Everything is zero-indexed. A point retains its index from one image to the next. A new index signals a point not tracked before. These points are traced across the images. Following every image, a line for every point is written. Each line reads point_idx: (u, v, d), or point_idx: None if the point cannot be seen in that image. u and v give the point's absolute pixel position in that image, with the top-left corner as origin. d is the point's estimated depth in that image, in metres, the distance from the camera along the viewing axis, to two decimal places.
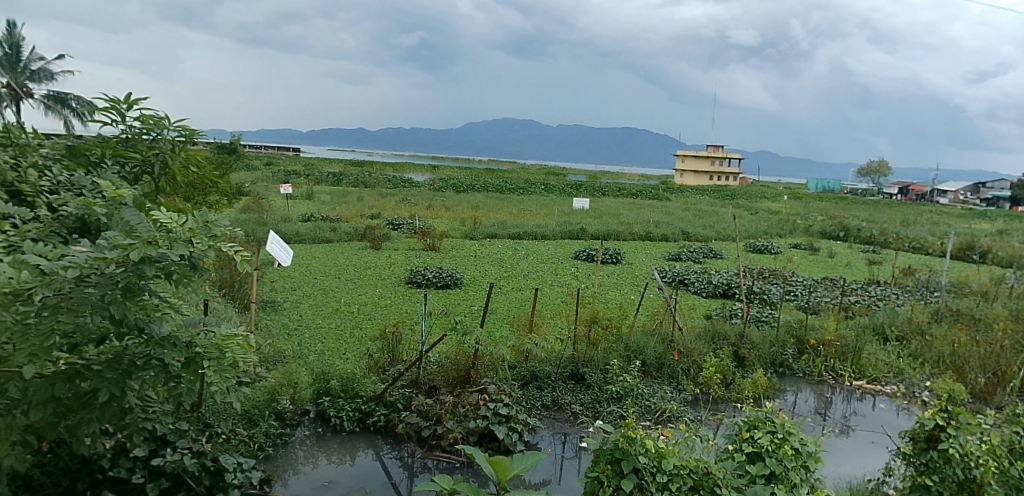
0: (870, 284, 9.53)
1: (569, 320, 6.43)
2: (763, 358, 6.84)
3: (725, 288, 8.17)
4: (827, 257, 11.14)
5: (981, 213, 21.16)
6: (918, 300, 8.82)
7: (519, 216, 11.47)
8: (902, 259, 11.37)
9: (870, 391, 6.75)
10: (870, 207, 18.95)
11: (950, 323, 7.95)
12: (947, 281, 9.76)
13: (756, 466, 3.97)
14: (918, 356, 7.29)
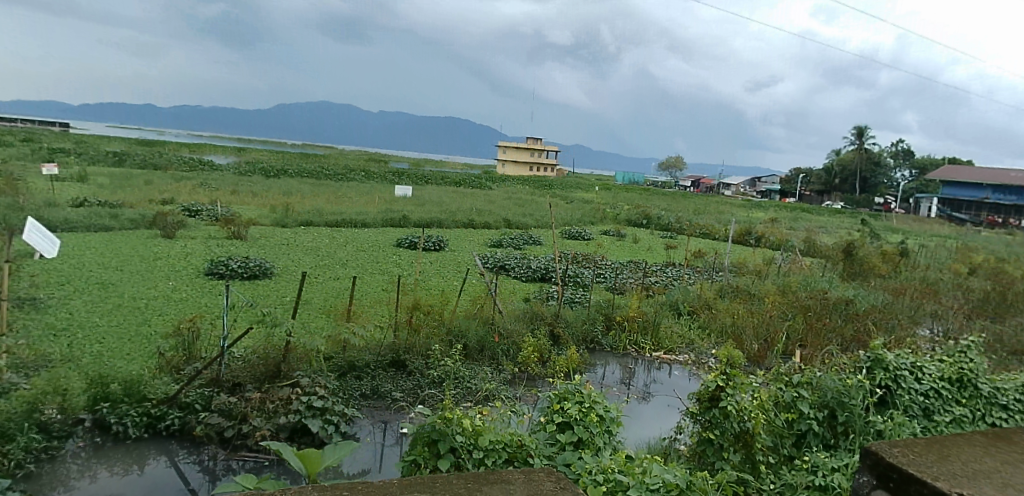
0: (668, 266, 10.59)
1: (390, 308, 6.34)
2: (576, 336, 7.32)
3: (542, 272, 8.58)
4: (631, 243, 12.17)
5: (754, 204, 24.45)
6: (706, 279, 9.98)
7: (338, 203, 11.03)
8: (694, 244, 12.77)
9: (667, 360, 7.50)
10: (667, 198, 21.09)
11: (731, 298, 9.11)
12: (728, 262, 11.15)
13: (565, 434, 4.21)
14: (707, 327, 8.27)
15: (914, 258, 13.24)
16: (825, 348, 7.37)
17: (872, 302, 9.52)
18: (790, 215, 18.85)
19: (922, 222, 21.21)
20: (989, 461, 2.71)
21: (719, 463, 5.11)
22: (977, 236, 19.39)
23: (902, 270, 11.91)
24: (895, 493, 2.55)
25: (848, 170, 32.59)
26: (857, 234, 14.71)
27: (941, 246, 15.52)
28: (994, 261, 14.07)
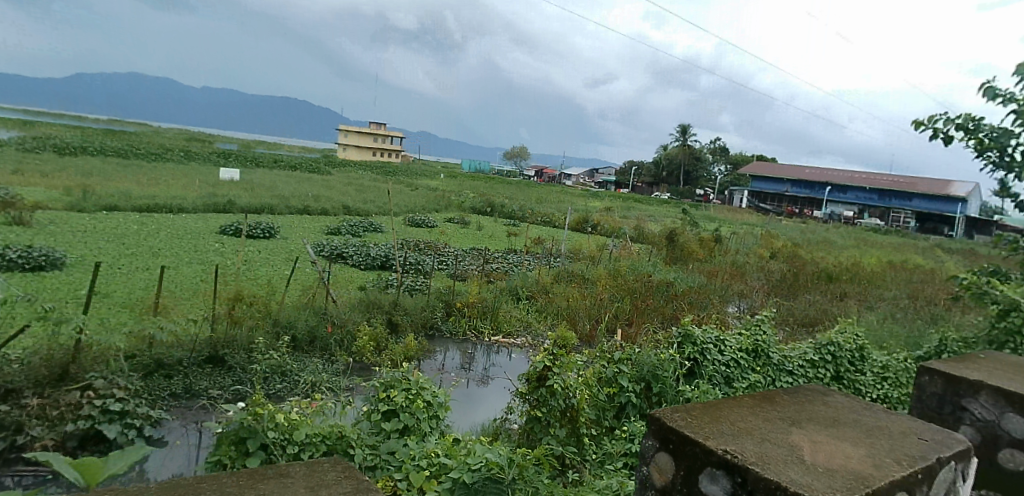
0: (509, 253, 10.91)
1: (209, 300, 5.90)
2: (415, 323, 7.32)
3: (382, 260, 8.46)
4: (475, 230, 12.35)
5: (593, 193, 25.89)
6: (544, 265, 10.41)
7: (152, 185, 10.03)
8: (535, 232, 13.27)
9: (505, 344, 7.73)
10: (512, 187, 21.69)
11: (567, 283, 9.59)
12: (565, 249, 11.72)
13: (390, 423, 4.19)
14: (543, 310, 8.64)
15: (726, 244, 14.81)
16: (647, 327, 7.99)
17: (688, 283, 10.50)
18: (624, 205, 20.24)
19: (734, 212, 23.74)
20: (753, 420, 3.11)
21: (545, 439, 5.34)
22: (777, 224, 22.13)
23: (716, 254, 13.26)
24: (674, 452, 2.85)
25: (673, 162, 36.15)
26: (680, 223, 16.13)
27: (749, 234, 17.49)
28: (790, 247, 16.13)
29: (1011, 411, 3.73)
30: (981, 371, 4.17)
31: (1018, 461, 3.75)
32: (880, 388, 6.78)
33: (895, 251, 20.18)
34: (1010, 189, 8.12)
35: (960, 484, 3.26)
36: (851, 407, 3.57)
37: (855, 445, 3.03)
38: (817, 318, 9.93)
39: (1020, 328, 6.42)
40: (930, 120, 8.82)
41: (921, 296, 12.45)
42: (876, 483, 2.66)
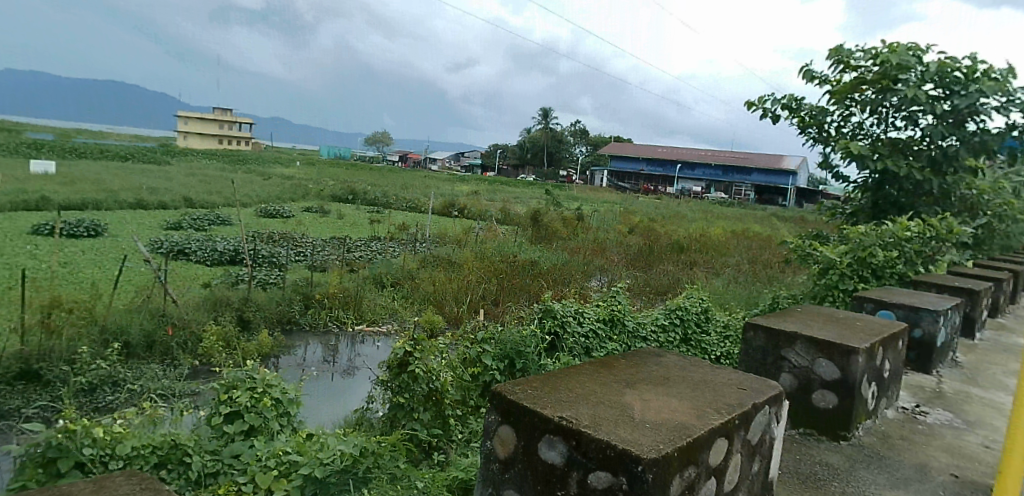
0: (372, 240, 10.68)
1: (16, 310, 5.23)
2: (269, 319, 6.97)
3: (231, 255, 7.99)
4: (336, 220, 11.97)
5: (460, 178, 25.96)
6: (410, 251, 10.30)
7: None
8: (399, 219, 13.08)
9: (369, 333, 7.55)
10: (377, 173, 21.21)
11: (433, 267, 9.54)
12: (431, 234, 11.68)
13: (234, 425, 3.96)
14: (409, 297, 8.54)
15: (589, 222, 15.46)
16: (512, 306, 8.15)
17: (551, 260, 10.85)
18: (490, 188, 20.51)
19: (596, 192, 24.83)
20: (592, 386, 3.27)
21: (408, 424, 5.25)
22: (635, 202, 23.44)
23: (579, 232, 13.82)
24: (514, 424, 2.93)
25: (537, 145, 37.40)
26: (544, 203, 16.63)
27: (609, 211, 18.39)
28: (646, 222, 17.16)
29: (821, 356, 4.14)
30: (798, 324, 4.65)
31: (829, 401, 4.13)
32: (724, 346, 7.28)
33: (738, 221, 22.13)
34: (828, 161, 9.15)
35: (775, 427, 3.56)
36: (683, 366, 3.85)
37: (682, 400, 3.27)
38: (670, 286, 10.64)
39: (836, 283, 7.27)
40: (760, 101, 9.69)
41: (759, 261, 13.76)
42: (697, 432, 2.86)
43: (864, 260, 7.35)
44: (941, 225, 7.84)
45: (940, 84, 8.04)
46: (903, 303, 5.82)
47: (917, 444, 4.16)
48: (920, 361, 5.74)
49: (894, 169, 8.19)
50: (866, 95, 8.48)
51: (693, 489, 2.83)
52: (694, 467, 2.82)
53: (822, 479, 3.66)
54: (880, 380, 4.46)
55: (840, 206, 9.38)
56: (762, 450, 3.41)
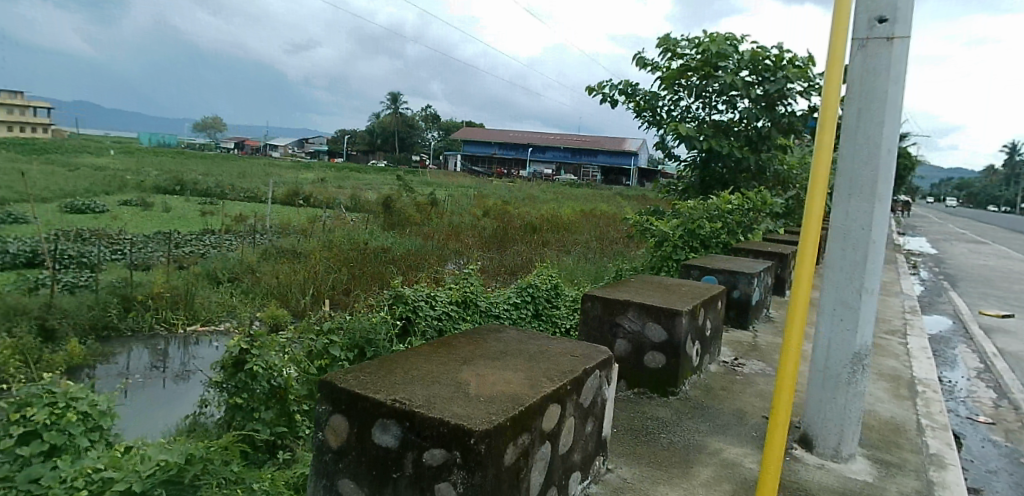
0: (204, 234, 9.93)
1: None
2: (79, 327, 6.27)
3: (29, 257, 7.11)
4: (162, 216, 11.03)
5: (307, 165, 24.88)
6: (248, 243, 9.68)
7: None
8: (236, 210, 12.25)
9: (203, 333, 7.00)
10: (212, 162, 19.71)
11: (275, 259, 9.02)
12: (272, 225, 11.04)
13: (31, 446, 3.52)
14: (250, 291, 8.02)
15: (441, 206, 15.43)
16: (362, 293, 7.89)
17: (403, 246, 10.72)
18: (340, 175, 19.85)
19: (450, 176, 24.93)
20: (427, 367, 3.24)
21: (247, 425, 4.88)
22: (488, 185, 23.84)
23: (432, 216, 13.78)
24: (346, 411, 2.85)
25: (387, 130, 36.74)
26: (395, 189, 16.39)
27: (462, 196, 18.49)
28: (499, 205, 17.48)
29: (651, 320, 4.40)
30: (631, 292, 4.92)
31: (659, 360, 4.39)
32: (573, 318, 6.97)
33: (585, 201, 23.30)
34: (662, 143, 9.82)
35: (606, 388, 3.43)
36: (522, 342, 3.90)
37: (517, 373, 3.20)
38: (522, 265, 10.89)
39: (671, 255, 7.85)
40: (599, 86, 10.17)
41: (605, 237, 14.57)
42: (529, 401, 2.76)
43: (693, 232, 7.99)
44: (756, 197, 8.72)
45: (755, 72, 8.93)
46: (723, 269, 6.48)
47: (736, 393, 4.56)
48: (739, 318, 6.38)
49: (718, 149, 8.98)
50: (691, 81, 9.21)
51: (527, 458, 2.73)
52: (527, 435, 2.72)
53: (652, 432, 3.81)
54: (703, 338, 4.82)
55: (673, 184, 10.15)
56: (594, 412, 3.27)
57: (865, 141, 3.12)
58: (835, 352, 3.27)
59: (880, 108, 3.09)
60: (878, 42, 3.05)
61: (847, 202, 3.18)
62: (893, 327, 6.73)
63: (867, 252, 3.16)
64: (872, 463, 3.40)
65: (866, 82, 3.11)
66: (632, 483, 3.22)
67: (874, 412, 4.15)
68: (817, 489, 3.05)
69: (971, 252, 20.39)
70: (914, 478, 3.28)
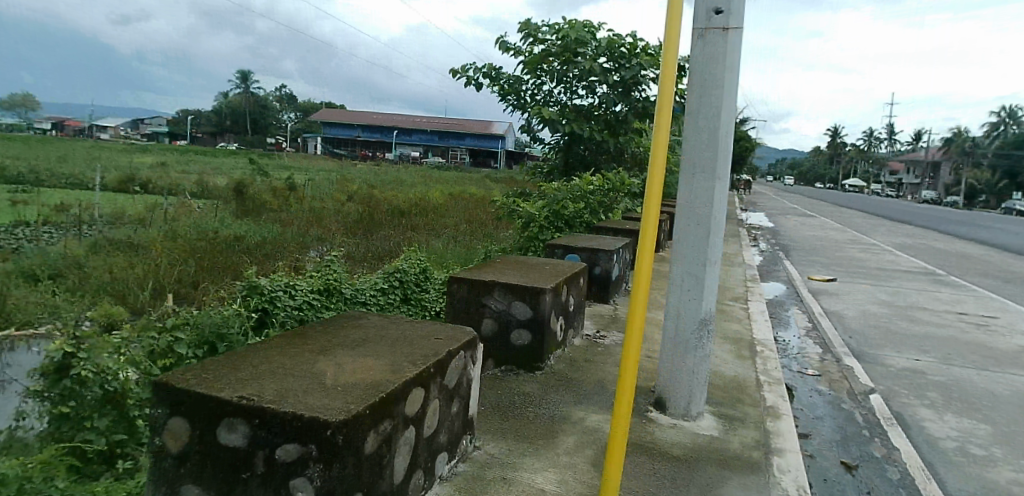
0: (17, 226, 8.71)
1: None
2: None
3: None
4: None
5: (145, 148, 22.61)
6: (74, 236, 8.61)
7: None
8: (58, 199, 10.86)
9: (20, 337, 6.11)
10: (26, 144, 17.32)
11: (108, 253, 8.09)
12: (103, 214, 9.92)
13: None
14: (77, 288, 7.11)
15: (301, 191, 14.65)
16: (213, 286, 7.27)
17: (259, 234, 10.07)
18: (185, 159, 18.26)
19: (310, 159, 23.80)
20: (280, 363, 2.82)
21: (75, 438, 3.68)
22: (351, 169, 23.09)
23: (291, 202, 13.09)
24: (187, 413, 2.40)
25: (238, 111, 34.31)
26: (249, 173, 15.36)
27: (324, 180, 17.66)
28: (364, 189, 16.93)
29: (516, 298, 4.38)
30: (495, 272, 4.87)
31: (525, 338, 4.39)
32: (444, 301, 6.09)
33: (453, 184, 23.30)
34: (527, 126, 9.96)
35: (471, 369, 3.11)
36: (385, 323, 3.48)
37: (379, 357, 2.81)
38: (391, 249, 10.60)
39: (538, 235, 7.98)
40: (462, 69, 10.08)
41: (474, 219, 14.63)
42: (390, 387, 2.42)
43: (558, 213, 8.19)
44: (615, 178, 9.14)
45: (612, 58, 9.29)
46: (585, 246, 6.69)
47: (598, 364, 4.76)
48: (601, 293, 6.67)
49: (579, 132, 9.28)
50: (553, 66, 9.40)
51: (390, 445, 2.44)
52: (390, 421, 2.42)
53: (518, 407, 3.84)
54: (566, 313, 4.91)
55: (539, 166, 10.36)
56: (461, 392, 2.99)
57: (705, 125, 3.35)
58: (684, 319, 3.50)
59: (717, 95, 3.32)
60: (715, 32, 3.28)
61: (692, 180, 3.41)
62: (736, 294, 7.38)
63: (709, 228, 3.39)
64: (717, 418, 3.70)
65: (706, 69, 3.32)
66: (500, 457, 3.17)
67: (719, 372, 4.53)
68: (670, 446, 3.27)
69: (799, 223, 22.90)
70: (753, 428, 3.61)
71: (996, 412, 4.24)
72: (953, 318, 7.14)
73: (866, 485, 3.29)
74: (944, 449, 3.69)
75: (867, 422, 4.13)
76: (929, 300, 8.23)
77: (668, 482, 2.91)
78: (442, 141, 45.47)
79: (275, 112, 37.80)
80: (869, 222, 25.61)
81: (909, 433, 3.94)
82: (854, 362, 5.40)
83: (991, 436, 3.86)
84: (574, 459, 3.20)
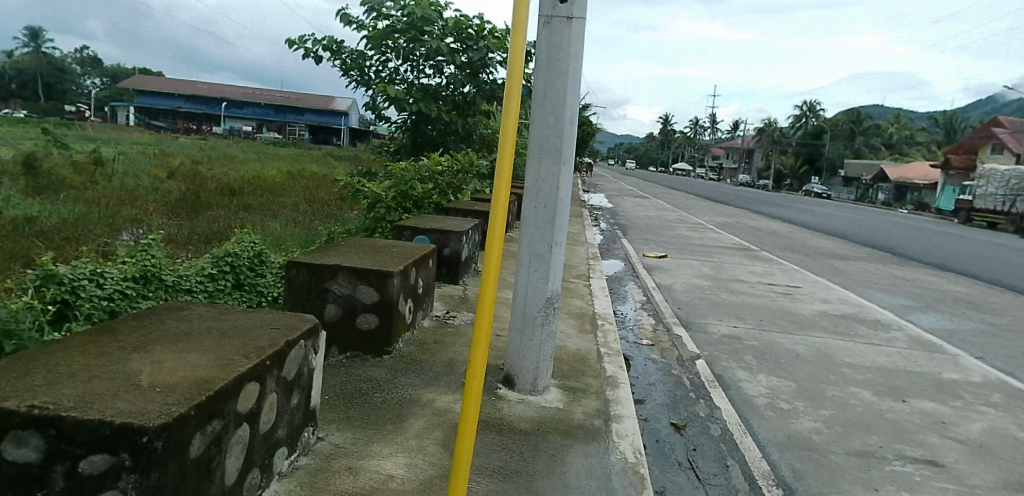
0: None
1: None
2: None
3: None
4: None
5: None
6: None
7: None
8: None
9: None
10: None
11: None
12: None
13: None
14: None
15: (109, 166, 12.89)
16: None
17: (55, 215, 8.68)
18: None
19: (121, 131, 21.09)
20: (77, 361, 2.27)
21: None
22: (173, 143, 20.84)
23: (97, 180, 11.48)
24: None
25: (27, 73, 29.47)
26: (41, 144, 13.23)
27: (138, 154, 15.72)
28: (188, 165, 15.32)
29: (361, 283, 4.16)
30: (338, 256, 4.61)
31: (371, 322, 4.20)
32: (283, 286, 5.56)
33: (292, 162, 21.94)
34: (372, 103, 9.57)
35: (313, 357, 2.90)
36: (207, 316, 2.98)
37: (204, 352, 2.41)
38: (221, 232, 9.67)
39: (384, 216, 7.70)
40: (300, 40, 9.43)
41: (315, 200, 13.85)
42: (221, 383, 2.10)
43: (406, 194, 7.96)
44: (464, 159, 9.09)
45: (459, 39, 9.18)
46: (434, 228, 6.57)
47: (447, 345, 4.70)
48: (451, 274, 6.62)
49: (426, 112, 9.09)
50: (398, 43, 9.09)
51: (220, 448, 2.12)
52: (219, 420, 2.09)
53: (365, 393, 3.67)
54: (414, 296, 4.78)
55: (385, 145, 10.03)
56: (299, 383, 2.75)
57: (551, 109, 3.38)
58: (532, 298, 3.55)
59: (562, 82, 3.36)
60: (560, 20, 3.31)
61: (538, 163, 3.43)
62: (580, 272, 7.70)
63: (555, 209, 3.44)
64: (562, 391, 3.81)
65: (552, 54, 3.34)
66: (344, 447, 2.99)
67: (564, 346, 4.68)
68: (518, 421, 3.31)
69: (633, 204, 24.56)
70: (595, 398, 3.77)
71: (796, 370, 4.84)
72: (764, 289, 8.05)
73: (693, 443, 3.57)
74: (758, 405, 4.13)
75: (695, 386, 4.50)
76: (744, 273, 9.21)
77: (515, 456, 2.94)
78: (278, 116, 42.61)
79: (75, 76, 33.02)
80: (692, 202, 28.19)
81: (727, 393, 4.35)
82: (683, 331, 5.87)
83: (793, 391, 4.39)
84: (423, 442, 3.13)
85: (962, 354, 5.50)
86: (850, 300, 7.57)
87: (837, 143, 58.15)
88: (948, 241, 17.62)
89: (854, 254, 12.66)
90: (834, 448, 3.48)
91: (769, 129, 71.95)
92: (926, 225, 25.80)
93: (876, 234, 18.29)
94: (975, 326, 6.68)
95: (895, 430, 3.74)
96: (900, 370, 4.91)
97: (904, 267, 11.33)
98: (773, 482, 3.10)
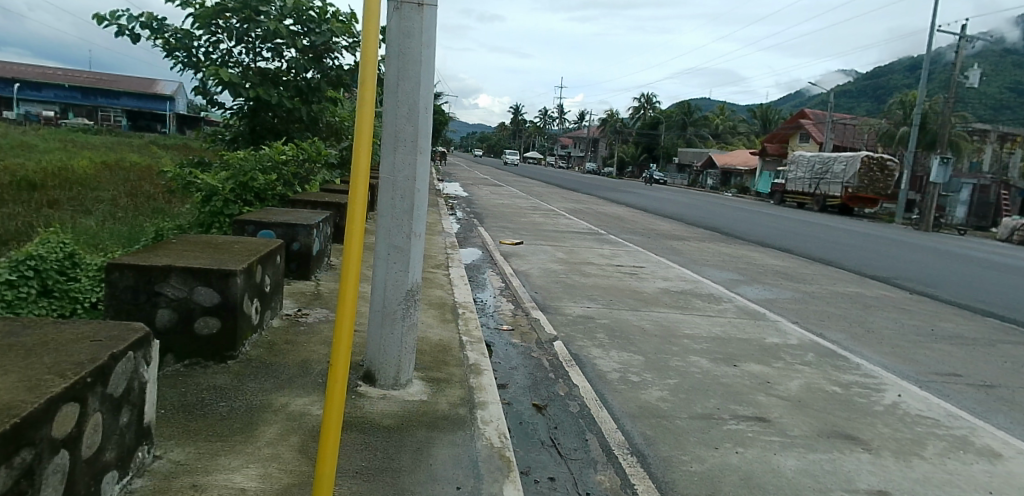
0: None
1: None
2: None
3: None
4: None
5: None
6: None
7: None
8: None
9: None
10: None
11: None
12: None
13: None
14: None
15: None
16: None
17: None
18: None
19: None
20: None
21: None
22: None
23: None
24: None
25: None
26: None
27: None
28: None
29: (198, 283, 3.78)
30: (169, 255, 4.15)
31: (212, 326, 3.84)
32: (103, 290, 4.86)
33: (106, 151, 19.58)
34: (201, 87, 8.75)
35: (144, 370, 2.60)
36: (6, 330, 2.54)
37: (7, 373, 2.05)
38: (18, 231, 8.33)
39: (221, 210, 7.11)
40: (112, 16, 8.38)
41: (138, 193, 12.43)
42: (28, 408, 1.79)
43: (245, 185, 7.36)
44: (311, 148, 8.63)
45: (299, 21, 8.64)
46: (280, 222, 6.17)
47: (301, 344, 4.45)
48: (301, 269, 6.26)
49: (265, 98, 8.49)
50: (230, 23, 8.37)
51: (31, 481, 1.81)
52: (29, 450, 1.79)
53: (209, 403, 3.36)
54: (261, 295, 4.45)
55: (219, 132, 9.23)
56: (130, 400, 2.45)
57: (405, 99, 3.29)
58: (390, 291, 3.46)
59: (414, 71, 3.28)
60: (410, 7, 3.23)
61: (393, 153, 3.33)
62: (439, 262, 7.67)
63: (413, 200, 3.37)
64: (425, 383, 3.76)
65: (403, 41, 3.23)
66: (185, 464, 2.71)
67: (425, 337, 4.62)
68: (381, 418, 3.21)
69: (487, 192, 24.90)
70: (458, 388, 3.76)
71: (643, 345, 5.20)
72: (613, 270, 8.55)
73: (554, 421, 3.70)
74: (611, 379, 4.39)
75: (553, 367, 4.66)
76: (593, 256, 9.71)
77: (379, 454, 2.84)
78: (88, 100, 37.75)
79: None
80: (541, 189, 29.23)
81: (583, 370, 4.57)
82: (541, 315, 6.06)
83: (642, 364, 4.72)
84: (277, 450, 2.93)
85: (781, 320, 6.23)
86: (687, 277, 8.28)
87: (670, 133, 63.21)
88: (764, 220, 19.89)
89: (688, 235, 13.83)
90: (679, 414, 3.79)
91: (609, 121, 76.42)
92: (744, 206, 28.89)
93: (705, 215, 20.16)
94: (790, 295, 7.61)
95: (731, 393, 4.14)
96: (732, 338, 5.46)
97: (730, 245, 12.61)
98: (628, 450, 3.31)
